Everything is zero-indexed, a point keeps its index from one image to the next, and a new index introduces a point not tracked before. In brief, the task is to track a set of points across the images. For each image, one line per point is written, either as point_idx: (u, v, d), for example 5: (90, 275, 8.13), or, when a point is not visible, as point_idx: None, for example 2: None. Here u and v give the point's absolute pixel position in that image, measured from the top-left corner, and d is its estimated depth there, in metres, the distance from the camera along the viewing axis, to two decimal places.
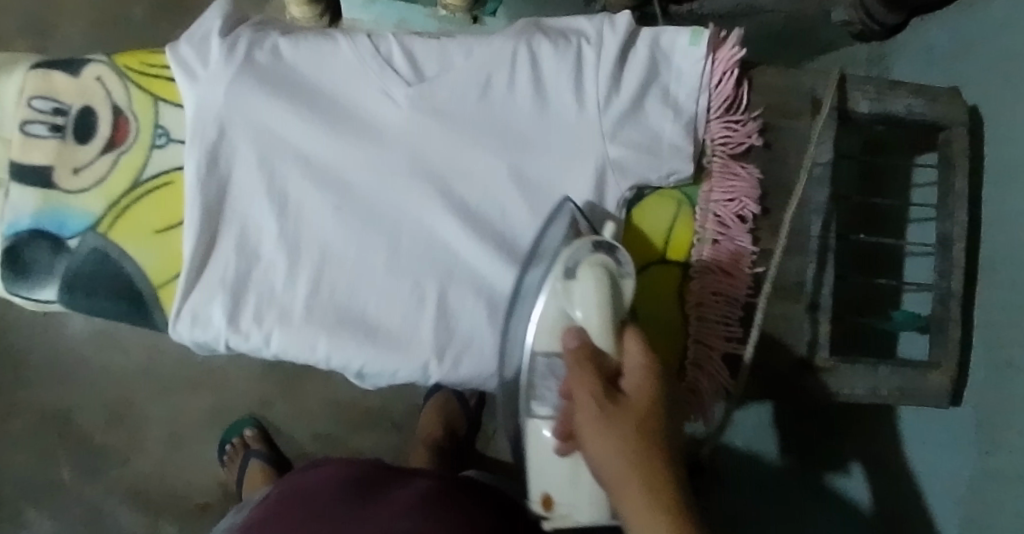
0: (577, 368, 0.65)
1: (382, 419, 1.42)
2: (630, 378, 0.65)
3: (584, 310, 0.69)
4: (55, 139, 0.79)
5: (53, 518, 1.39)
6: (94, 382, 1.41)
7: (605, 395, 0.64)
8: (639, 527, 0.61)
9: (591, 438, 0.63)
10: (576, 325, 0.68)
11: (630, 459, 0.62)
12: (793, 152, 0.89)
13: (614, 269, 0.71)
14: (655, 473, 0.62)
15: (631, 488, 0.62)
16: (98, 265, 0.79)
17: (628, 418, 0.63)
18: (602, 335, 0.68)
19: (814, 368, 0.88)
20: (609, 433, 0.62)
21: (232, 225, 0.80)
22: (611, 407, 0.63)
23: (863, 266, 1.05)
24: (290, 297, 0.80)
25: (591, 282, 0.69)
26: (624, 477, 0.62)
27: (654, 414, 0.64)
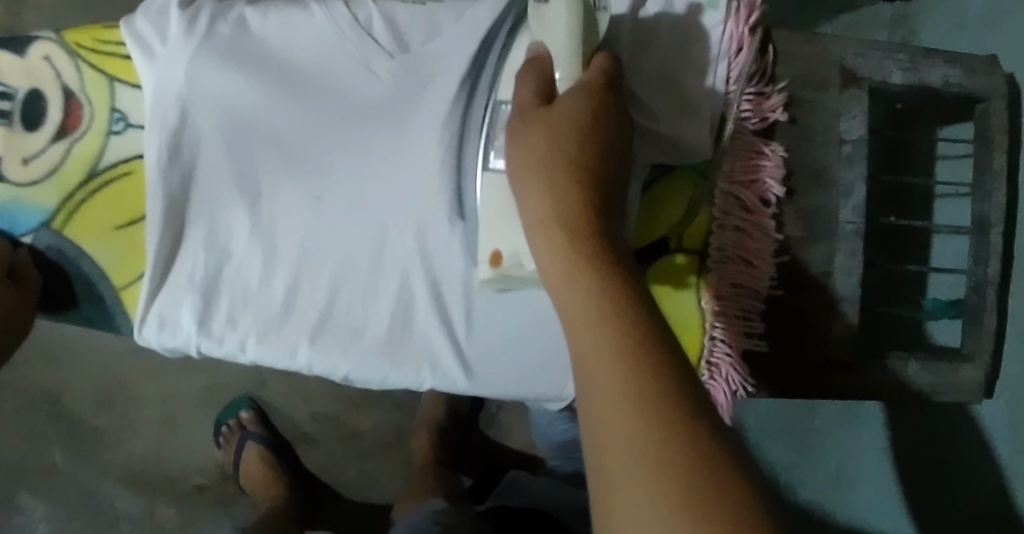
0: (523, 84, 0.63)
1: (384, 399, 1.37)
2: (572, 93, 0.61)
3: (554, 37, 0.65)
4: (1, 126, 0.71)
5: (48, 501, 1.36)
6: (83, 362, 1.36)
7: (541, 99, 0.62)
8: (544, 258, 0.57)
9: (514, 144, 0.61)
10: (538, 41, 0.66)
11: (539, 165, 0.58)
12: (821, 128, 0.80)
13: (588, 2, 0.66)
14: (563, 184, 0.57)
15: (537, 192, 0.58)
16: (57, 263, 0.74)
17: (549, 119, 0.59)
18: (569, 65, 0.64)
19: (841, 365, 0.81)
20: (524, 131, 0.60)
21: (200, 216, 0.72)
22: (538, 111, 0.61)
23: (889, 250, 0.95)
24: (268, 297, 0.73)
25: (564, 11, 0.65)
26: (527, 175, 0.59)
27: (589, 127, 0.59)
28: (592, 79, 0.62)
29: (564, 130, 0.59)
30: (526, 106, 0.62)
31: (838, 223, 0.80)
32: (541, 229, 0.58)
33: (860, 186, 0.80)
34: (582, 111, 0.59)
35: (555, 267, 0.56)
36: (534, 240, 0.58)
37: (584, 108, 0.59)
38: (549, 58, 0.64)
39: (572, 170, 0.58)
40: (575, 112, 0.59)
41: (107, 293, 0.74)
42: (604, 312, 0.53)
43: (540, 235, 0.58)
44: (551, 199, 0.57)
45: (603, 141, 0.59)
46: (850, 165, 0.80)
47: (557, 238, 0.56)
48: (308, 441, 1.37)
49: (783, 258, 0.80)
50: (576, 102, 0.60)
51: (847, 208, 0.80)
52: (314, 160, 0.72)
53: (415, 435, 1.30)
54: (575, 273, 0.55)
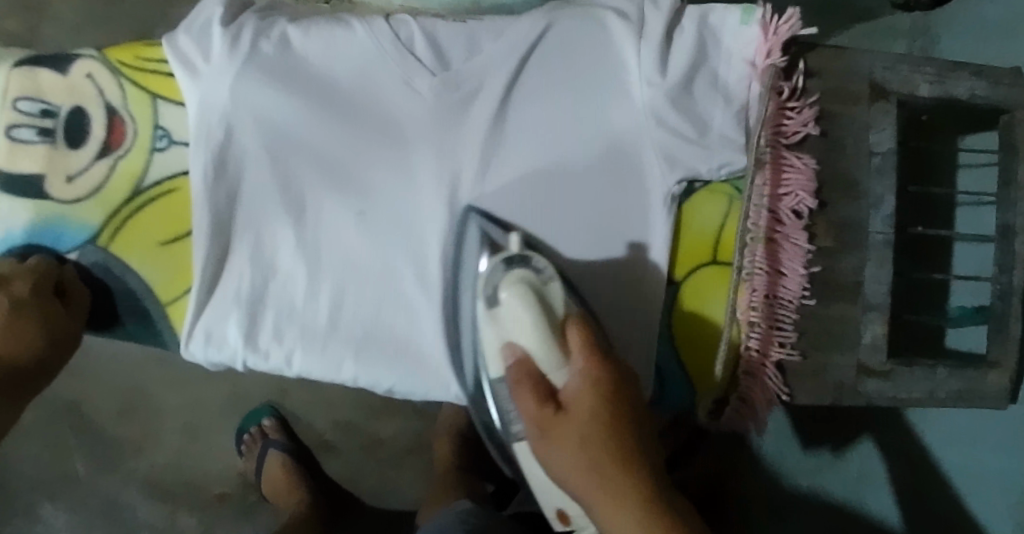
0: (523, 398, 0.65)
1: (404, 407, 1.37)
2: (573, 379, 0.64)
3: (524, 333, 0.66)
4: (45, 144, 0.72)
5: (70, 511, 1.36)
6: (104, 373, 1.37)
7: (549, 408, 0.63)
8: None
9: (553, 458, 0.63)
10: (514, 343, 0.67)
11: (586, 469, 0.61)
12: (851, 140, 0.81)
13: (536, 284, 0.68)
14: (609, 461, 0.61)
15: (601, 497, 0.61)
16: (101, 279, 0.74)
17: (572, 428, 0.62)
18: (546, 356, 0.65)
19: (870, 371, 0.82)
20: (556, 449, 0.62)
21: (244, 230, 0.73)
22: (557, 419, 0.63)
23: (916, 259, 0.96)
24: (313, 312, 0.74)
25: (519, 299, 0.67)
26: (555, 442, 0.62)
27: (599, 395, 0.62)
28: (587, 366, 0.64)
29: (592, 423, 0.62)
30: (540, 421, 0.64)
31: (868, 233, 0.81)
32: (601, 502, 0.61)
33: (888, 198, 0.81)
34: (590, 401, 0.62)
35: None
36: (604, 527, 0.61)
37: (594, 390, 0.63)
38: (533, 363, 0.65)
39: (610, 455, 0.61)
40: (585, 405, 0.62)
41: (152, 309, 0.74)
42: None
43: (608, 518, 0.61)
44: (588, 466, 0.61)
45: (614, 399, 0.63)
46: (880, 176, 0.81)
47: (625, 519, 0.60)
48: (329, 449, 1.38)
49: (815, 269, 0.81)
50: (582, 389, 0.63)
51: (876, 219, 0.81)
52: (358, 176, 0.73)
53: (437, 443, 1.31)
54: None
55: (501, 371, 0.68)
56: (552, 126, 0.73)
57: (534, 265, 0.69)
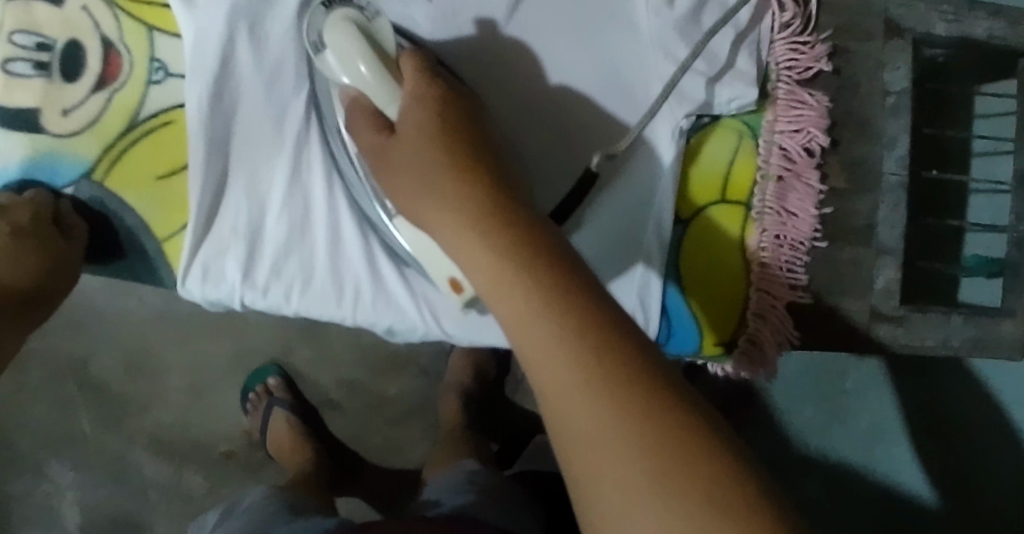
0: (361, 131, 0.66)
1: (410, 364, 1.36)
2: (404, 105, 0.64)
3: (349, 70, 0.65)
4: (41, 78, 0.70)
5: (77, 468, 1.36)
6: (107, 330, 1.35)
7: (382, 131, 0.64)
8: (453, 249, 0.58)
9: (390, 181, 0.63)
10: (347, 86, 0.66)
11: (419, 183, 0.60)
12: (865, 79, 0.79)
13: (360, 20, 0.66)
14: (439, 171, 0.60)
15: (437, 214, 0.59)
16: (97, 214, 0.73)
17: (398, 148, 0.62)
18: (380, 86, 0.65)
19: (882, 318, 0.80)
20: (389, 167, 0.63)
21: (240, 165, 0.71)
22: (389, 144, 0.63)
23: (930, 204, 0.95)
24: (310, 249, 0.72)
25: (340, 33, 0.65)
26: (391, 167, 0.63)
27: (435, 113, 0.62)
28: (419, 86, 0.64)
29: (419, 139, 0.62)
30: (375, 147, 0.65)
31: (881, 174, 0.79)
32: (432, 213, 0.60)
33: (904, 138, 0.79)
34: (421, 115, 0.62)
35: (463, 244, 0.57)
36: (466, 277, 0.57)
37: (425, 110, 0.62)
38: (367, 99, 0.66)
39: (446, 163, 0.60)
40: (417, 119, 0.62)
41: (148, 246, 0.73)
42: (525, 290, 0.53)
43: (447, 230, 0.59)
44: (421, 176, 0.60)
45: (452, 118, 0.62)
46: (895, 116, 0.79)
47: (458, 222, 0.58)
48: (334, 407, 1.37)
49: (827, 209, 0.79)
50: (414, 106, 0.63)
51: (891, 159, 0.79)
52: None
53: (443, 401, 1.29)
54: (482, 246, 0.56)
55: (343, 120, 0.68)
56: (555, 57, 0.73)
57: (362, 8, 0.68)
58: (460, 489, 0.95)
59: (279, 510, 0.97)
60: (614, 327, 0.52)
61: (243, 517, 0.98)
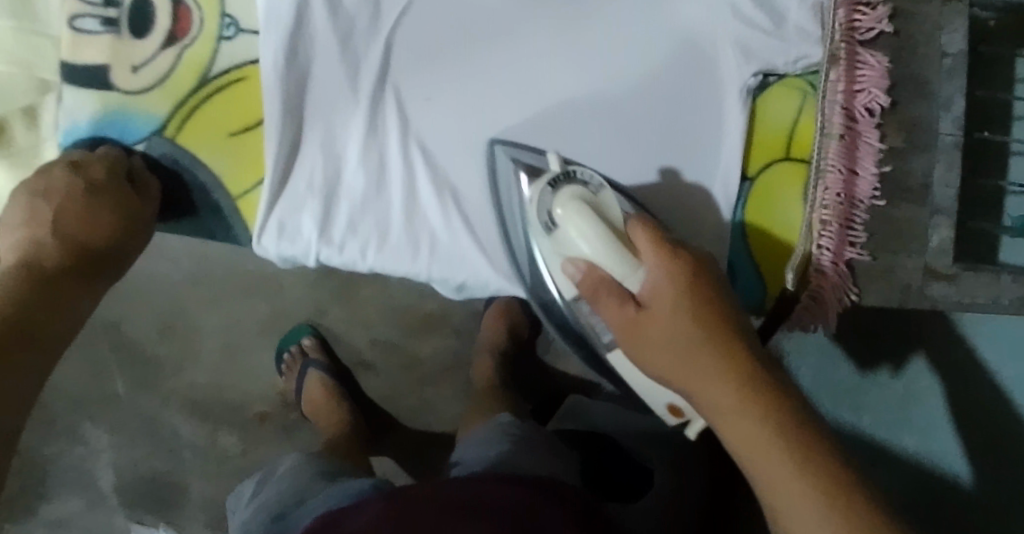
0: (603, 303, 0.67)
1: (442, 325, 1.36)
2: (650, 278, 0.65)
3: (588, 244, 0.67)
4: (110, 34, 0.71)
5: (113, 431, 1.38)
6: (141, 293, 1.35)
7: (628, 304, 0.65)
8: (721, 420, 0.61)
9: (643, 350, 0.65)
10: (573, 256, 0.69)
11: (680, 357, 0.62)
12: (923, 39, 0.78)
13: (590, 197, 0.68)
14: (698, 348, 0.62)
15: (699, 392, 0.62)
16: (170, 171, 0.73)
17: (653, 326, 0.64)
18: (619, 261, 0.66)
19: (936, 275, 0.81)
20: (640, 340, 0.64)
21: (314, 122, 0.72)
22: (642, 318, 0.64)
23: (978, 164, 0.95)
24: (385, 206, 0.73)
25: (575, 214, 0.67)
26: (642, 339, 0.64)
27: (689, 290, 0.63)
28: (663, 262, 0.65)
29: (677, 317, 0.63)
30: (618, 316, 0.66)
31: (937, 134, 0.78)
32: (684, 381, 0.63)
33: (960, 98, 0.78)
34: (676, 298, 0.63)
35: (728, 414, 0.61)
36: (697, 400, 0.63)
37: (677, 289, 0.63)
38: (602, 270, 0.67)
39: (707, 340, 0.62)
40: (674, 299, 0.63)
41: (222, 202, 0.73)
42: (782, 456, 0.59)
43: (709, 402, 0.62)
44: (682, 359, 0.62)
45: (710, 302, 0.63)
46: (950, 76, 0.78)
47: (727, 400, 0.61)
48: (368, 368, 1.38)
49: (886, 168, 0.79)
50: (668, 292, 0.63)
51: (947, 120, 0.78)
52: (452, 67, 0.73)
53: (476, 362, 1.30)
54: (745, 421, 0.60)
55: (569, 280, 0.69)
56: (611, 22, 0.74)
57: (585, 180, 0.70)
58: (492, 445, 0.95)
59: (315, 476, 0.95)
60: (812, 434, 0.60)
61: (283, 482, 0.96)
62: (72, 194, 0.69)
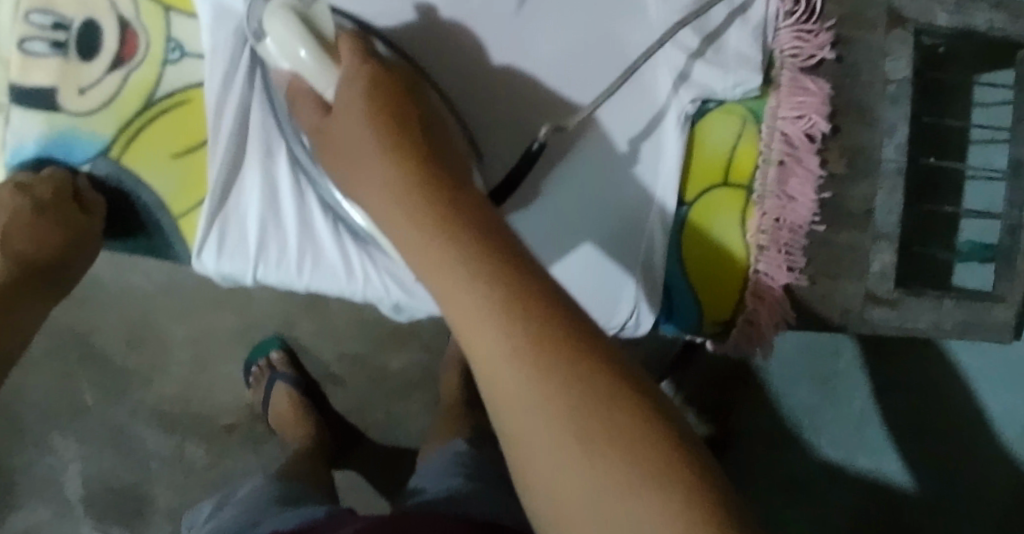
0: (303, 112, 0.65)
1: (410, 339, 1.37)
2: (341, 80, 0.62)
3: (306, 51, 0.64)
4: (57, 57, 0.72)
5: (80, 441, 1.37)
6: (110, 303, 1.35)
7: (322, 110, 0.63)
8: (400, 238, 0.54)
9: (332, 158, 0.61)
10: (280, 68, 0.66)
11: (358, 159, 0.58)
12: (866, 68, 0.79)
13: (303, 11, 0.65)
14: (376, 150, 0.57)
15: (365, 188, 0.57)
16: (114, 191, 0.75)
17: (337, 119, 0.60)
18: (323, 78, 0.64)
19: (880, 301, 0.81)
20: (329, 150, 0.61)
21: (256, 142, 0.73)
22: (327, 122, 0.62)
23: (924, 191, 0.96)
24: (318, 230, 0.74)
25: (282, 22, 0.65)
26: (330, 146, 0.61)
27: (386, 88, 0.60)
28: (352, 64, 0.62)
29: (355, 109, 0.60)
30: (313, 122, 0.64)
31: (880, 161, 0.79)
32: (362, 189, 0.58)
33: (903, 126, 0.79)
34: (356, 93, 0.60)
35: (390, 213, 0.55)
36: (373, 211, 0.57)
37: (360, 90, 0.60)
38: (304, 81, 0.65)
39: (388, 138, 0.57)
40: (352, 96, 0.60)
41: (165, 222, 0.75)
42: (461, 261, 0.51)
43: (376, 198, 0.56)
44: (379, 158, 0.57)
45: (394, 103, 0.59)
46: (894, 104, 0.78)
47: (411, 211, 0.54)
48: (337, 382, 1.38)
49: (826, 194, 0.80)
50: (353, 90, 0.60)
51: (890, 146, 0.79)
52: None
53: (444, 376, 1.30)
54: (412, 222, 0.53)
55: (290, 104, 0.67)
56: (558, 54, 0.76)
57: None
58: (446, 478, 0.96)
59: (275, 500, 0.95)
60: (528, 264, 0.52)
61: (239, 507, 0.95)
62: (23, 213, 0.71)
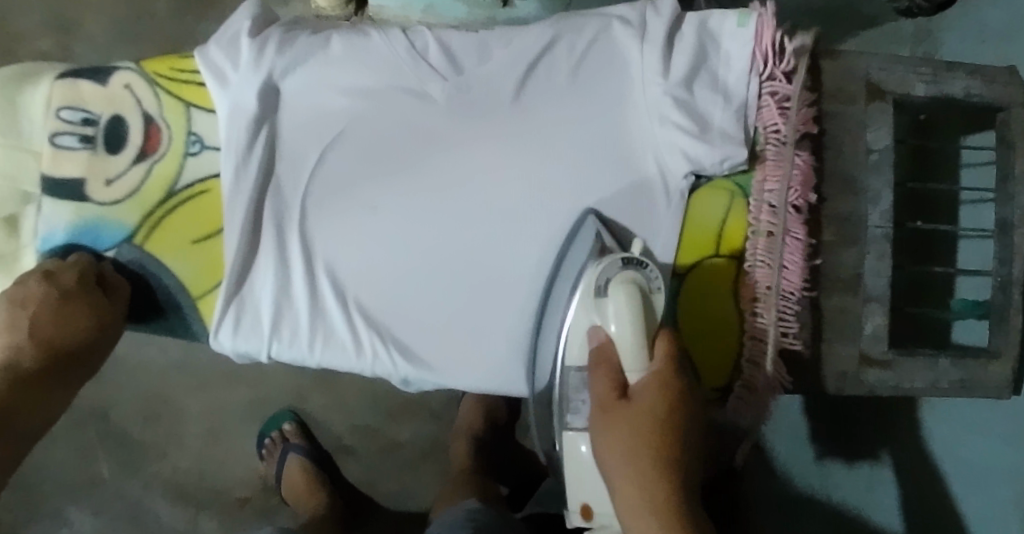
0: (597, 377, 0.69)
1: (420, 409, 1.39)
2: (645, 378, 0.68)
3: (618, 325, 0.69)
4: (86, 150, 0.79)
5: (96, 515, 1.37)
6: (129, 377, 1.38)
7: (617, 393, 0.68)
8: (630, 522, 0.65)
9: (599, 431, 0.68)
10: (599, 327, 0.71)
11: (626, 456, 0.66)
12: (849, 139, 0.83)
13: (643, 287, 0.70)
14: (644, 455, 0.65)
15: (626, 475, 0.66)
16: (137, 275, 0.80)
17: (633, 415, 0.67)
18: (634, 351, 0.69)
19: (870, 362, 0.84)
20: (609, 427, 0.67)
21: (269, 225, 0.79)
22: (620, 404, 0.68)
23: (915, 254, 0.99)
24: (332, 318, 0.79)
25: (624, 299, 0.69)
26: (609, 419, 0.68)
27: (670, 407, 0.67)
28: (663, 375, 0.68)
29: (648, 412, 0.66)
30: (603, 401, 0.69)
31: (865, 226, 0.83)
32: (630, 505, 0.65)
33: (887, 193, 0.82)
34: (658, 401, 0.67)
35: (636, 510, 0.65)
36: (615, 493, 0.67)
37: (662, 403, 0.67)
38: (615, 349, 0.69)
39: (656, 446, 0.66)
40: (653, 400, 0.67)
41: (184, 303, 0.80)
42: None
43: (623, 478, 0.66)
44: (647, 451, 0.65)
45: (676, 420, 0.67)
46: (878, 172, 0.82)
47: (653, 504, 0.64)
48: (349, 453, 1.39)
49: (817, 262, 0.82)
50: (651, 397, 0.67)
51: (875, 212, 0.83)
52: (391, 175, 0.78)
53: (453, 446, 1.31)
54: (647, 511, 0.64)
55: (581, 352, 0.72)
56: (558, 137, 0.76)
57: (642, 269, 0.71)
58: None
59: None
60: None
61: None
62: (46, 301, 0.73)
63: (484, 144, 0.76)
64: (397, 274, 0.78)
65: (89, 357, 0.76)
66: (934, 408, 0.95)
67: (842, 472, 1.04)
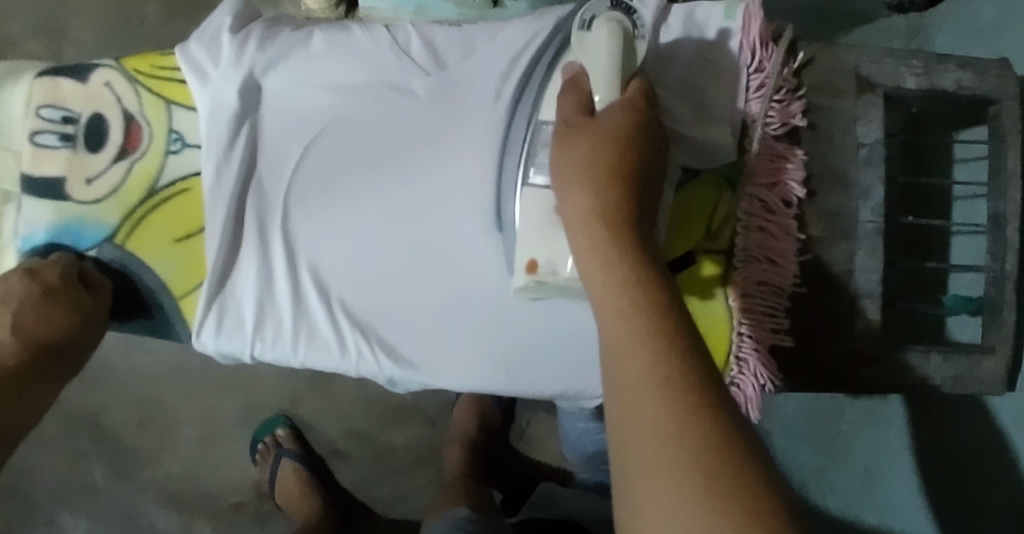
0: (564, 101, 0.66)
1: (415, 413, 1.38)
2: (614, 104, 0.65)
3: (594, 60, 0.67)
4: (66, 149, 0.78)
5: (89, 521, 1.36)
6: (122, 382, 1.37)
7: (584, 112, 0.65)
8: (580, 243, 0.61)
9: (559, 147, 0.64)
10: (574, 62, 0.69)
11: (581, 173, 0.62)
12: (838, 133, 0.81)
13: (630, 31, 0.68)
14: (600, 174, 0.61)
15: (579, 187, 0.62)
16: (118, 275, 0.80)
17: (593, 134, 0.63)
18: (607, 88, 0.66)
19: (865, 359, 0.82)
20: (569, 140, 0.64)
21: (251, 225, 0.78)
22: (583, 123, 0.64)
23: (908, 249, 0.98)
24: (317, 319, 0.78)
25: (604, 32, 0.67)
26: (571, 134, 0.64)
27: (632, 132, 0.63)
28: (632, 104, 0.64)
29: (609, 132, 0.63)
30: (568, 119, 0.65)
31: (857, 222, 0.81)
32: (581, 223, 0.61)
33: (878, 187, 0.81)
34: (624, 122, 0.63)
35: (586, 233, 0.61)
36: (565, 209, 0.63)
37: (627, 125, 0.63)
38: (587, 79, 0.67)
39: (615, 168, 0.62)
40: (618, 122, 0.63)
41: (166, 303, 0.80)
42: (629, 278, 0.59)
43: (575, 195, 0.62)
44: (605, 168, 0.62)
45: (641, 145, 0.63)
46: (868, 166, 0.81)
47: (606, 226, 0.61)
48: (343, 458, 1.38)
49: (807, 257, 0.81)
50: (618, 115, 0.63)
51: (866, 207, 0.81)
52: (370, 171, 0.77)
53: (448, 449, 1.29)
54: (597, 237, 0.61)
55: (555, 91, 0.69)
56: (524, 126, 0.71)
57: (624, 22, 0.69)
58: None
59: None
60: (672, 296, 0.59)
61: None
62: (29, 298, 0.73)
63: (459, 142, 0.74)
64: (375, 272, 0.77)
65: (74, 357, 0.76)
66: (930, 407, 0.93)
67: (842, 473, 1.03)
